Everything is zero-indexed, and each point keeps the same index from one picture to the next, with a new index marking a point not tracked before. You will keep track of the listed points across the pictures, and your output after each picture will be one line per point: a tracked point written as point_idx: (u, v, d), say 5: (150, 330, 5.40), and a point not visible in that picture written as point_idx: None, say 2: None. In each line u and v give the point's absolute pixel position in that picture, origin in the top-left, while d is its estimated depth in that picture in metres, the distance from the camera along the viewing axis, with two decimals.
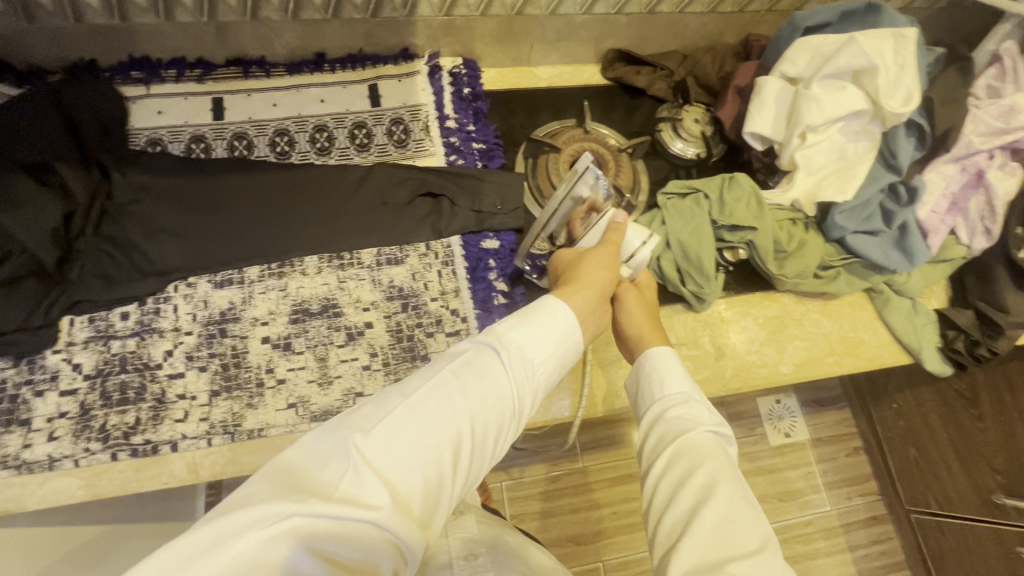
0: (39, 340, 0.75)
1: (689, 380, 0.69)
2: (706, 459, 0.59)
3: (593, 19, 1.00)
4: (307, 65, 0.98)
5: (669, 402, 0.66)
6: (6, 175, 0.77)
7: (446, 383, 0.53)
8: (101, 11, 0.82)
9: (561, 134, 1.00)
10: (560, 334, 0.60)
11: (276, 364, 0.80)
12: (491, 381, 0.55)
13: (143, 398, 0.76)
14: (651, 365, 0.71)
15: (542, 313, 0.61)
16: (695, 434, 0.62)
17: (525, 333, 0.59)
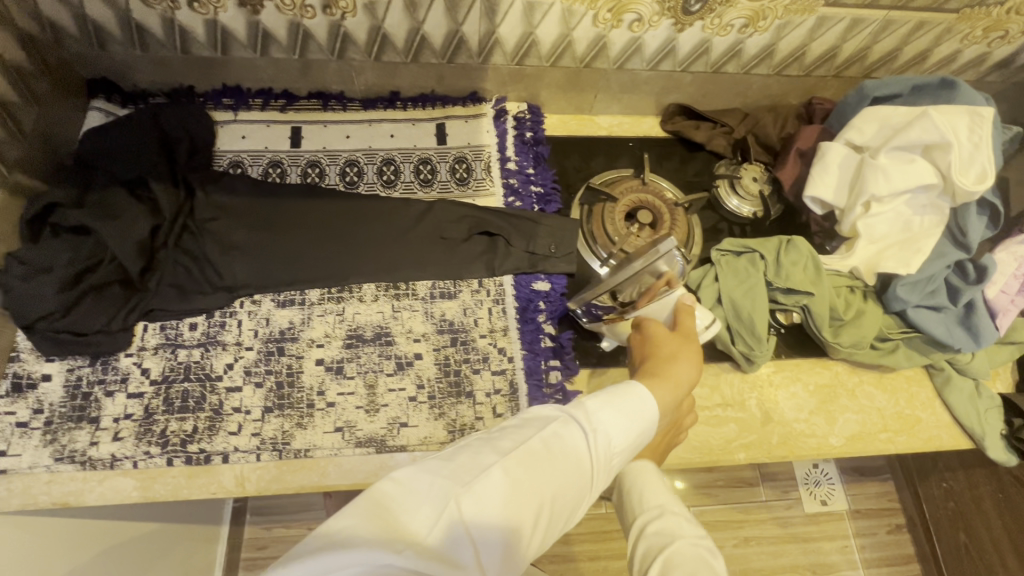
0: (116, 343, 0.80)
1: (664, 486, 0.68)
2: (693, 567, 0.55)
3: (658, 75, 1.03)
4: (381, 101, 1.03)
5: (648, 516, 0.64)
6: (107, 188, 0.83)
7: (540, 454, 0.51)
8: (206, 45, 0.89)
9: (617, 184, 1.00)
10: (645, 422, 0.58)
11: (328, 387, 0.83)
12: (576, 460, 0.53)
13: (201, 408, 0.79)
14: (626, 485, 0.70)
15: (631, 396, 0.59)
16: (676, 543, 0.59)
17: (615, 415, 0.57)
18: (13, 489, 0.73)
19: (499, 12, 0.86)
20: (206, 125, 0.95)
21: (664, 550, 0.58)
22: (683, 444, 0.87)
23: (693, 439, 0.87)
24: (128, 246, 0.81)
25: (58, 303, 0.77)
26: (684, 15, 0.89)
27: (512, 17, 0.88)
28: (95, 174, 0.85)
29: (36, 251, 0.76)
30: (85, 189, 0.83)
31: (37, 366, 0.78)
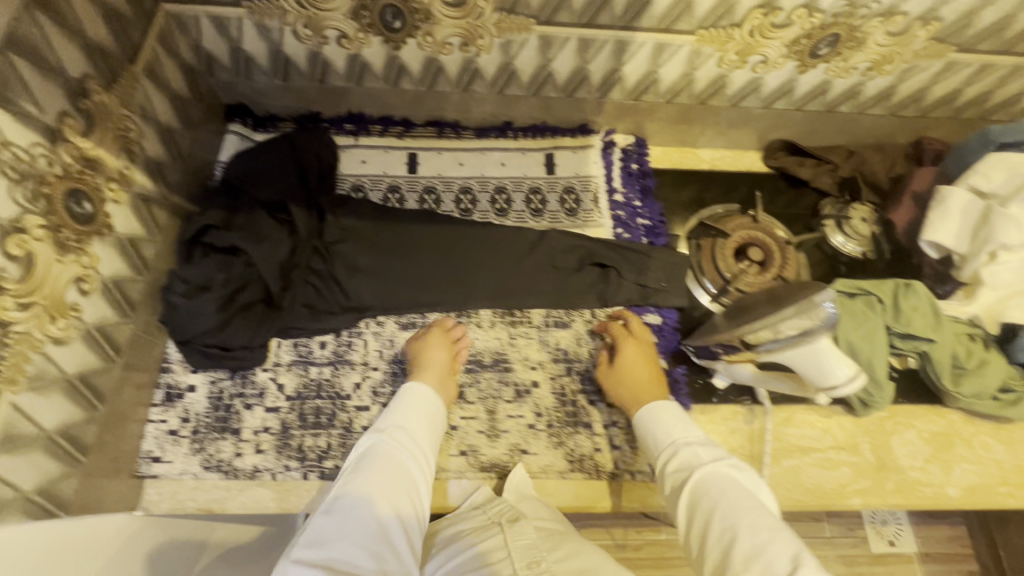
0: (255, 357, 0.84)
1: (678, 423, 0.75)
2: (717, 487, 0.65)
3: (771, 113, 1.03)
4: (493, 130, 1.06)
5: (665, 452, 0.73)
6: (252, 211, 0.88)
7: (375, 465, 0.68)
8: (343, 76, 0.93)
9: (727, 221, 1.02)
10: (429, 409, 0.78)
11: (450, 411, 0.85)
12: (395, 466, 0.68)
13: (333, 425, 0.83)
14: (642, 420, 0.78)
15: (413, 396, 0.78)
16: (699, 469, 0.68)
17: (415, 422, 0.75)
18: (162, 493, 0.78)
19: (629, 51, 0.88)
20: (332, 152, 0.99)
21: (688, 481, 0.67)
22: (797, 486, 0.87)
23: (807, 482, 0.87)
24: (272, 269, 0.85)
25: (215, 321, 0.81)
26: (810, 58, 0.89)
27: (640, 57, 0.89)
28: (240, 197, 0.90)
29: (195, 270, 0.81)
30: (233, 211, 0.88)
31: (184, 377, 0.83)
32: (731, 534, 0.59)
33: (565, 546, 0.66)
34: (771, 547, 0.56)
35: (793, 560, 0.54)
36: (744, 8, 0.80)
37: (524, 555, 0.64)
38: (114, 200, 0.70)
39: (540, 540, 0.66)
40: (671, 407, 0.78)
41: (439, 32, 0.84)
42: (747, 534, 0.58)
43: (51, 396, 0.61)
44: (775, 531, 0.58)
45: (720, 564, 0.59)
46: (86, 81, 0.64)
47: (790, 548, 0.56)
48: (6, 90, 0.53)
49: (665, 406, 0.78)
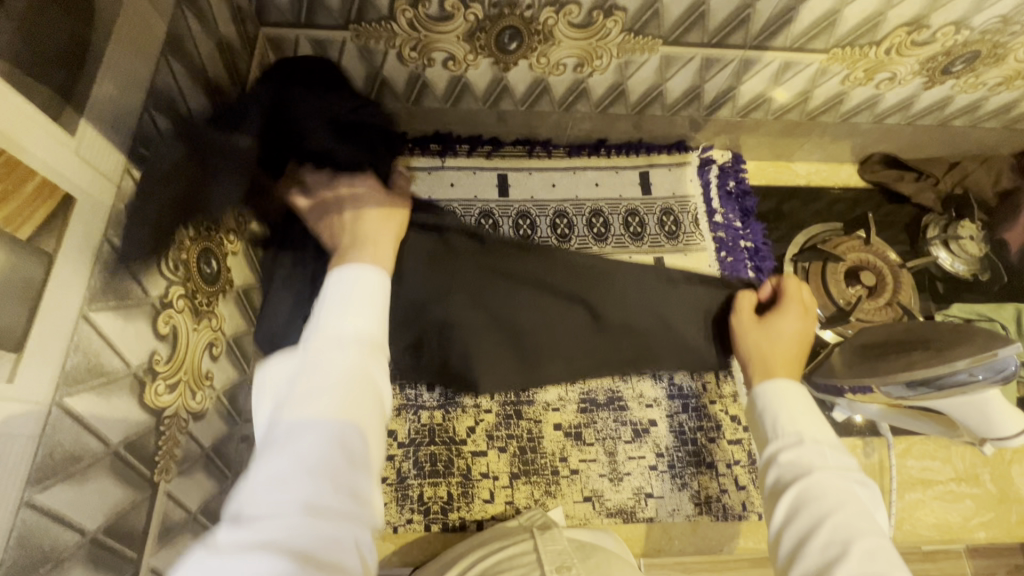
0: None
1: (808, 411, 0.59)
2: (839, 505, 0.51)
3: (880, 128, 0.98)
4: (586, 148, 1.01)
5: (783, 441, 0.58)
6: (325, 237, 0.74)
7: (299, 420, 0.41)
8: (440, 98, 0.86)
9: (837, 243, 0.98)
10: (364, 293, 0.48)
11: (570, 453, 0.82)
12: (322, 411, 0.41)
13: (451, 472, 0.80)
14: (761, 396, 0.62)
15: (341, 283, 0.49)
16: (819, 473, 0.53)
17: (355, 314, 0.47)
18: None
19: (752, 71, 0.83)
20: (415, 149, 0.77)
21: (801, 482, 0.54)
22: (921, 520, 0.85)
23: (931, 516, 0.86)
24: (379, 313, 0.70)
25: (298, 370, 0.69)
26: (940, 75, 0.85)
27: (762, 75, 0.84)
28: None
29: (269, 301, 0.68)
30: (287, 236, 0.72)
31: None
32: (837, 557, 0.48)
33: (597, 557, 0.62)
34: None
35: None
36: (889, 26, 0.75)
37: (553, 560, 0.60)
38: (233, 252, 0.65)
39: (571, 549, 0.63)
40: (792, 386, 0.61)
41: (555, 53, 0.78)
42: (861, 563, 0.47)
43: (193, 475, 0.57)
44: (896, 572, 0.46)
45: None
46: (209, 127, 0.58)
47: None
48: (153, 153, 0.48)
49: (790, 389, 0.61)
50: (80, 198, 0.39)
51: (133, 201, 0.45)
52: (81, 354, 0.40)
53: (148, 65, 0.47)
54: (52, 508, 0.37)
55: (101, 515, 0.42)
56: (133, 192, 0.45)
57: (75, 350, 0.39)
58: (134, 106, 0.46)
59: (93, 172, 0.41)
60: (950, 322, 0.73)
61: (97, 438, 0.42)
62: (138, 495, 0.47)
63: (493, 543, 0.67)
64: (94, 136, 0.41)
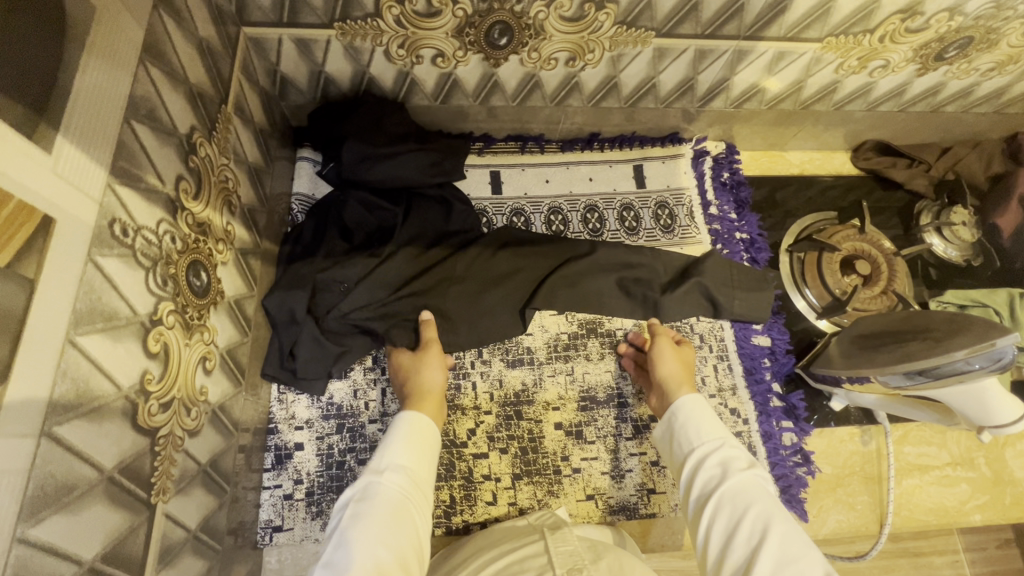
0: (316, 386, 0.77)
1: (714, 421, 0.66)
2: (756, 495, 0.56)
3: (873, 115, 0.98)
4: (578, 142, 0.99)
5: (707, 448, 0.62)
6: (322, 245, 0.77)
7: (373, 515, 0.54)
8: (430, 95, 0.84)
9: (831, 232, 0.97)
10: (421, 463, 0.62)
11: (571, 452, 0.82)
12: (393, 512, 0.54)
13: (453, 476, 0.80)
14: (677, 414, 0.68)
15: (409, 426, 0.64)
16: (740, 472, 0.58)
17: (419, 457, 0.62)
18: (284, 559, 0.74)
19: (746, 61, 0.81)
20: (461, 158, 0.88)
21: (723, 483, 0.57)
22: (919, 506, 0.86)
23: (928, 501, 0.87)
24: (387, 284, 0.77)
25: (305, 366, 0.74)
26: (933, 61, 0.84)
27: (756, 65, 0.83)
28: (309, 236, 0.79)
29: (277, 294, 0.73)
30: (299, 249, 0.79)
31: (291, 435, 0.78)
32: (760, 543, 0.51)
33: (607, 556, 0.61)
34: (801, 559, 0.49)
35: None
36: (883, 13, 0.74)
37: (564, 561, 0.59)
38: (222, 261, 0.63)
39: (582, 550, 0.62)
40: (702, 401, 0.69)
41: (546, 48, 0.76)
42: (781, 545, 0.50)
43: (191, 493, 0.56)
44: (812, 551, 0.50)
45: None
46: (193, 135, 0.56)
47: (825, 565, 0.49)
48: (135, 167, 0.46)
49: (702, 404, 0.68)
50: (60, 219, 0.37)
51: (116, 217, 0.44)
52: (69, 381, 0.38)
53: (127, 75, 0.45)
54: (48, 542, 0.36)
55: (98, 544, 0.41)
56: (116, 208, 0.44)
57: (63, 378, 0.38)
58: (115, 120, 0.43)
59: (73, 193, 0.39)
60: (946, 313, 0.73)
61: (91, 466, 0.40)
62: (136, 519, 0.46)
63: (501, 544, 0.67)
64: (72, 154, 0.39)
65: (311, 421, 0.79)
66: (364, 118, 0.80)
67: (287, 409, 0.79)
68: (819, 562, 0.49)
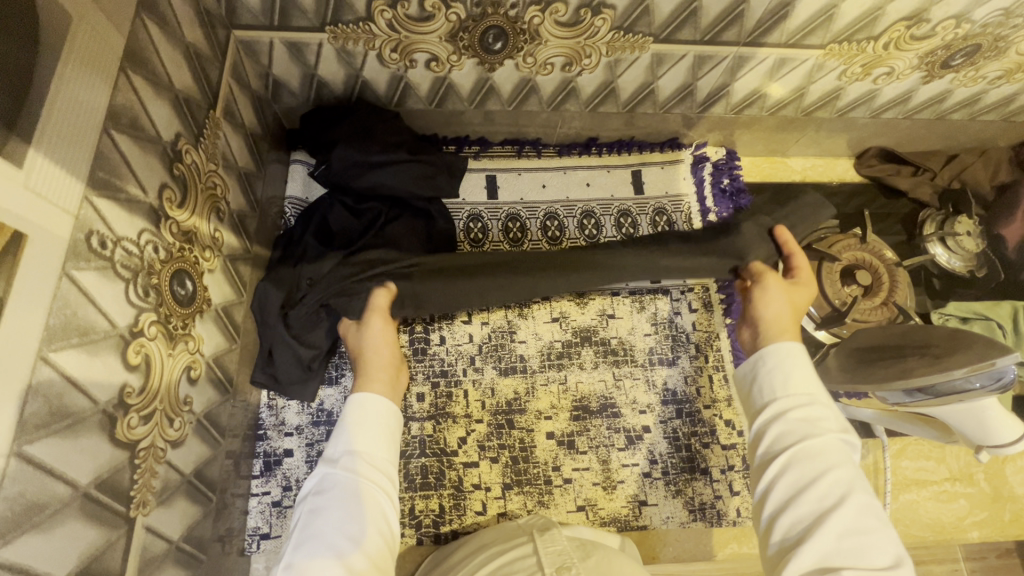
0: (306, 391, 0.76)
1: (811, 375, 0.60)
2: (839, 462, 0.54)
3: (878, 122, 0.96)
4: (576, 146, 0.98)
5: (794, 402, 0.58)
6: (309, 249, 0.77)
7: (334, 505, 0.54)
8: (424, 99, 0.83)
9: (832, 242, 0.96)
10: (381, 441, 0.61)
11: (562, 462, 0.81)
12: (351, 500, 0.54)
13: (442, 485, 0.79)
14: (762, 360, 0.62)
15: (361, 410, 0.62)
16: (828, 434, 0.55)
17: (373, 439, 0.60)
18: (271, 565, 0.75)
19: (747, 67, 0.80)
20: (457, 179, 0.88)
21: (805, 440, 0.55)
22: (916, 521, 0.85)
23: (925, 517, 0.86)
24: None
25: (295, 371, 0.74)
26: (940, 68, 0.82)
27: (757, 71, 0.81)
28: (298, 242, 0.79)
29: (260, 288, 0.73)
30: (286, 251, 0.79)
31: (280, 442, 0.77)
32: (833, 510, 0.51)
33: (596, 554, 0.60)
34: (871, 534, 0.50)
35: (892, 562, 0.48)
36: (889, 20, 0.72)
37: (553, 561, 0.58)
38: (210, 269, 0.62)
39: (570, 549, 0.61)
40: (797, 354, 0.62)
41: (542, 53, 0.75)
42: (855, 517, 0.50)
43: (174, 504, 0.55)
44: (884, 530, 0.50)
45: (800, 535, 0.51)
46: (178, 142, 0.55)
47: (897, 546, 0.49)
48: (115, 178, 0.45)
49: (801, 354, 0.62)
50: (34, 233, 0.37)
51: (94, 230, 0.43)
52: (41, 399, 0.38)
53: (106, 84, 0.44)
54: (18, 562, 0.36)
55: (72, 561, 0.41)
56: (94, 220, 0.43)
57: (34, 397, 0.37)
58: (92, 131, 0.43)
59: (47, 207, 0.38)
60: (946, 328, 0.72)
61: (64, 483, 0.40)
62: (114, 534, 0.45)
63: (497, 544, 0.66)
64: (45, 167, 0.38)
65: (301, 428, 0.78)
66: (355, 120, 0.80)
67: (277, 415, 0.78)
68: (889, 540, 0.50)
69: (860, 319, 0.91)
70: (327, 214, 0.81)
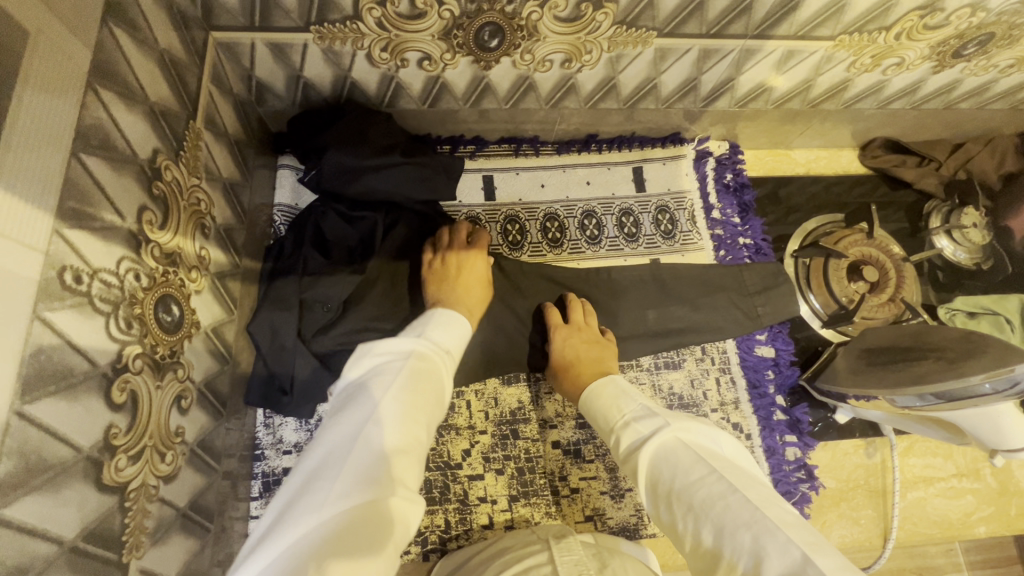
0: (301, 411, 0.73)
1: (626, 395, 0.61)
2: (674, 460, 0.50)
3: (884, 113, 0.93)
4: (575, 143, 0.94)
5: (624, 426, 0.58)
6: (301, 262, 0.73)
7: (394, 380, 0.49)
8: (417, 99, 0.79)
9: (839, 238, 0.94)
10: (454, 333, 0.60)
11: (569, 472, 0.80)
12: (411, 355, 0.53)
13: (448, 499, 0.77)
14: (596, 402, 0.63)
15: (442, 316, 0.61)
16: (646, 450, 0.53)
17: (449, 338, 0.59)
18: None
19: (753, 60, 0.77)
20: (455, 179, 0.84)
21: (651, 450, 0.53)
22: (924, 519, 0.85)
23: (933, 514, 0.85)
24: (375, 301, 0.74)
25: (293, 388, 0.71)
26: (951, 58, 0.79)
27: (764, 64, 0.78)
28: (292, 256, 0.75)
29: (263, 314, 0.70)
30: (278, 264, 0.75)
31: (279, 461, 0.75)
32: (701, 501, 0.46)
33: (613, 564, 0.57)
34: (731, 527, 0.43)
35: (758, 539, 0.41)
36: (901, 10, 0.69)
37: (571, 570, 0.55)
38: (197, 290, 0.59)
39: (587, 558, 0.58)
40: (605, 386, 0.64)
41: (540, 49, 0.71)
42: (720, 500, 0.45)
43: (169, 541, 0.53)
44: (749, 497, 0.45)
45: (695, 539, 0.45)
46: (156, 158, 0.52)
47: (755, 525, 0.42)
48: (88, 206, 0.42)
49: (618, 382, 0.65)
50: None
51: (67, 264, 0.40)
52: (17, 457, 0.35)
53: (71, 106, 0.40)
54: None
55: None
56: (67, 254, 0.40)
57: (8, 456, 0.34)
58: (57, 158, 0.39)
59: (14, 247, 0.35)
60: (962, 330, 0.71)
61: (47, 541, 0.37)
62: None
63: (507, 553, 0.63)
64: (6, 204, 0.35)
65: (300, 445, 0.76)
66: (346, 124, 0.76)
67: (274, 433, 0.76)
68: (749, 522, 0.43)
69: (868, 316, 0.89)
70: (318, 222, 0.77)
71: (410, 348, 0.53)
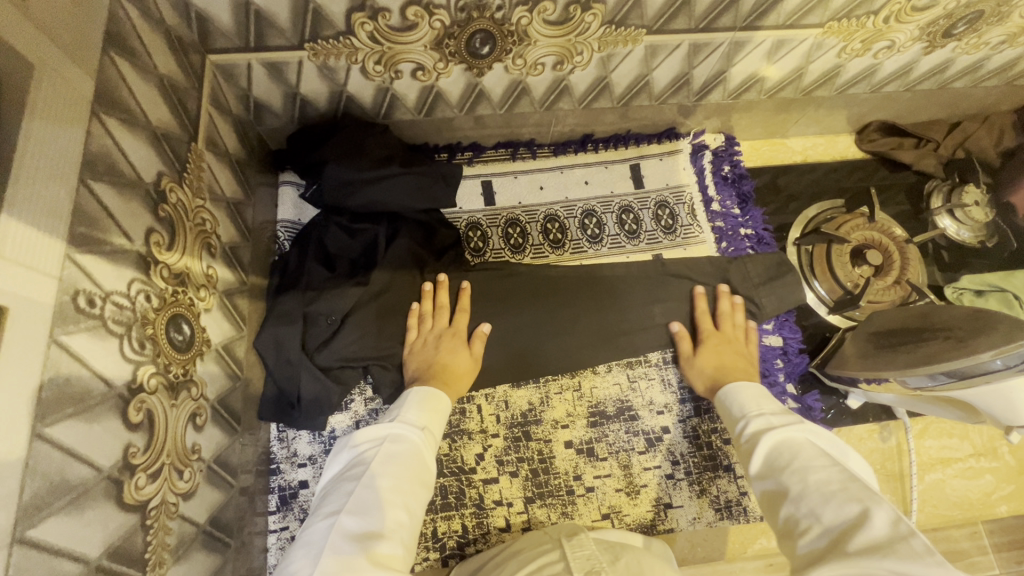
0: (315, 424, 0.74)
1: (749, 399, 0.63)
2: (795, 448, 0.51)
3: (878, 96, 0.93)
4: (571, 144, 0.95)
5: (741, 422, 0.60)
6: (307, 275, 0.75)
7: (367, 473, 0.52)
8: (413, 109, 0.80)
9: (840, 223, 0.94)
10: (431, 410, 0.63)
11: (583, 471, 0.80)
12: (388, 445, 0.55)
13: (464, 504, 0.78)
14: (725, 398, 0.67)
15: (419, 395, 0.65)
16: (770, 437, 0.54)
17: (427, 418, 0.62)
18: None
19: (743, 52, 0.77)
20: (454, 186, 0.84)
21: (778, 437, 0.54)
22: (944, 500, 0.84)
23: (952, 495, 0.85)
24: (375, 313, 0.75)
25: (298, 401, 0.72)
26: (941, 38, 0.80)
27: (754, 55, 0.78)
28: (297, 272, 0.76)
29: (268, 330, 0.71)
30: (285, 279, 0.77)
31: (294, 474, 0.76)
32: (814, 482, 0.47)
33: (626, 559, 0.58)
34: (838, 497, 0.44)
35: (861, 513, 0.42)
36: None
37: (582, 565, 0.56)
38: (206, 308, 0.60)
39: (599, 552, 0.59)
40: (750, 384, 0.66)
41: (532, 53, 0.72)
42: (831, 482, 0.46)
43: (191, 557, 0.53)
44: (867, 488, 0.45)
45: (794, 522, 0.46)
46: (161, 182, 0.52)
47: (866, 498, 0.43)
48: (97, 231, 0.43)
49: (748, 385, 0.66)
50: (14, 305, 0.34)
51: (80, 289, 0.41)
52: (41, 478, 0.36)
53: (76, 134, 0.42)
54: None
55: None
56: (79, 279, 0.41)
57: (31, 478, 0.35)
58: (65, 186, 0.40)
59: (29, 275, 0.36)
60: (969, 308, 0.70)
61: (73, 560, 0.38)
62: None
63: (519, 554, 0.64)
64: (19, 233, 0.36)
65: (314, 457, 0.77)
66: (344, 137, 0.77)
67: (289, 447, 0.77)
68: (860, 495, 0.43)
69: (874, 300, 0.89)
70: (322, 236, 0.78)
71: (385, 433, 0.57)
